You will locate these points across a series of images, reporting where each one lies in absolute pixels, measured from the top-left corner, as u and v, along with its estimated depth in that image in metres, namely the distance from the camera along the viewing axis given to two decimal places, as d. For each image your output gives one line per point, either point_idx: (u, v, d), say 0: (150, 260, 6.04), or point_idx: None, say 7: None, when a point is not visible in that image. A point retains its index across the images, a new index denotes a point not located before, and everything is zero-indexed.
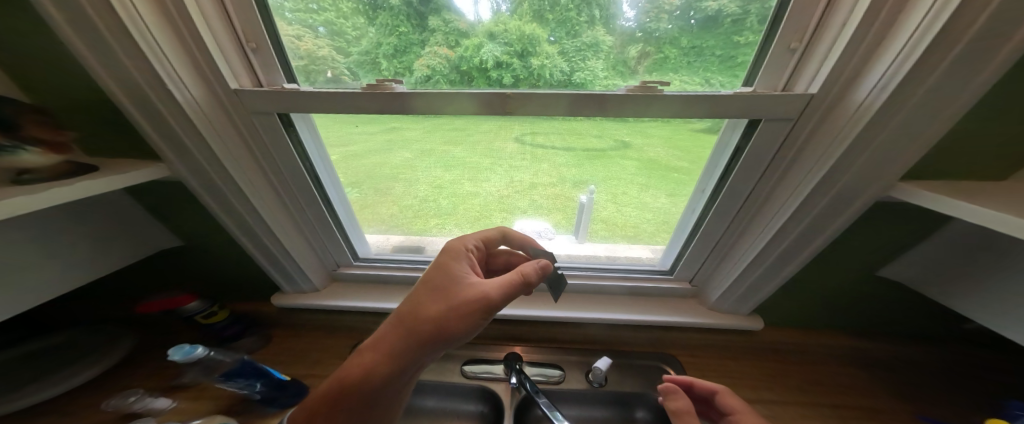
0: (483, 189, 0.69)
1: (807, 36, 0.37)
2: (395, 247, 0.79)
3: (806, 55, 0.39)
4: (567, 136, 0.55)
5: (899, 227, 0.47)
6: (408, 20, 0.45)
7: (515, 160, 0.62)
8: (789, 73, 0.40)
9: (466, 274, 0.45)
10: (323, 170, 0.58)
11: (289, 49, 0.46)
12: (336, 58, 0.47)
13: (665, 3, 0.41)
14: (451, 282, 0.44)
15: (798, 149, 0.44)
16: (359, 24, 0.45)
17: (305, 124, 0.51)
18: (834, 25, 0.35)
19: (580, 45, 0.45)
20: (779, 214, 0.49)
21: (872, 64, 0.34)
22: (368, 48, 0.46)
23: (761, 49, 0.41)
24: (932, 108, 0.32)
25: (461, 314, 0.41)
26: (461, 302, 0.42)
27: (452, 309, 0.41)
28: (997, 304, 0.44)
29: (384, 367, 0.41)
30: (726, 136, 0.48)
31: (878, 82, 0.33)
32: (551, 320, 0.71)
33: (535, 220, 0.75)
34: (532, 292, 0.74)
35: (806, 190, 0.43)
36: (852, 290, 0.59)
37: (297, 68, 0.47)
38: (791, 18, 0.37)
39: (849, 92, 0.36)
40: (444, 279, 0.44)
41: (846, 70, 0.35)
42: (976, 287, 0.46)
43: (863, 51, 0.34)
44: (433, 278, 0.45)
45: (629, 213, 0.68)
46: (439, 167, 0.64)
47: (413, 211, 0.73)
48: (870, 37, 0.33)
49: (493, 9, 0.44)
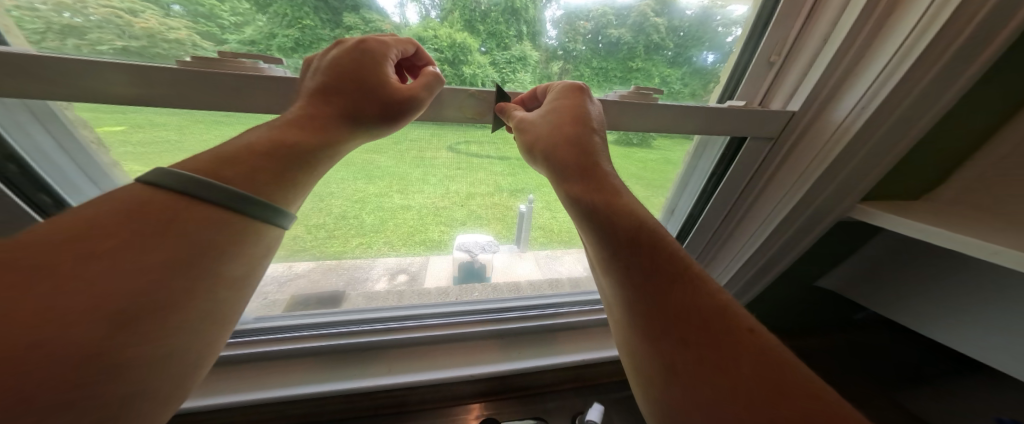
0: (416, 201, 0.60)
1: (785, 50, 0.40)
2: (294, 297, 0.60)
3: (784, 69, 0.41)
4: (501, 146, 0.55)
5: (838, 235, 0.53)
6: (315, 13, 0.37)
7: (449, 170, 0.57)
8: (767, 87, 0.43)
9: (380, 62, 0.34)
10: (71, 191, 0.38)
11: (111, 25, 0.32)
12: (201, 45, 0.34)
13: (578, 26, 0.42)
14: (359, 58, 0.33)
15: (764, 183, 0.49)
16: (242, 9, 0.35)
17: (19, 114, 0.31)
18: (813, 40, 0.38)
19: (510, 57, 0.44)
20: (751, 240, 0.54)
21: (848, 85, 0.36)
22: (255, 38, 0.36)
23: (741, 62, 0.42)
24: (903, 126, 0.36)
25: (377, 97, 0.33)
26: (377, 84, 0.33)
27: (370, 95, 0.33)
28: (896, 292, 0.55)
29: (289, 140, 0.30)
30: (694, 161, 0.53)
31: (860, 101, 0.35)
32: (528, 369, 0.55)
33: (476, 234, 0.70)
34: (495, 334, 0.59)
35: (779, 218, 0.48)
36: (798, 292, 0.66)
37: (120, 49, 0.32)
38: (773, 32, 0.39)
39: (825, 112, 0.39)
40: (351, 63, 0.33)
41: (824, 89, 0.38)
42: (886, 281, 0.56)
43: (839, 73, 0.37)
44: (336, 56, 0.33)
45: (563, 219, 0.69)
46: (360, 177, 0.54)
47: (327, 231, 0.58)
48: (848, 59, 0.35)
49: (421, 13, 0.40)
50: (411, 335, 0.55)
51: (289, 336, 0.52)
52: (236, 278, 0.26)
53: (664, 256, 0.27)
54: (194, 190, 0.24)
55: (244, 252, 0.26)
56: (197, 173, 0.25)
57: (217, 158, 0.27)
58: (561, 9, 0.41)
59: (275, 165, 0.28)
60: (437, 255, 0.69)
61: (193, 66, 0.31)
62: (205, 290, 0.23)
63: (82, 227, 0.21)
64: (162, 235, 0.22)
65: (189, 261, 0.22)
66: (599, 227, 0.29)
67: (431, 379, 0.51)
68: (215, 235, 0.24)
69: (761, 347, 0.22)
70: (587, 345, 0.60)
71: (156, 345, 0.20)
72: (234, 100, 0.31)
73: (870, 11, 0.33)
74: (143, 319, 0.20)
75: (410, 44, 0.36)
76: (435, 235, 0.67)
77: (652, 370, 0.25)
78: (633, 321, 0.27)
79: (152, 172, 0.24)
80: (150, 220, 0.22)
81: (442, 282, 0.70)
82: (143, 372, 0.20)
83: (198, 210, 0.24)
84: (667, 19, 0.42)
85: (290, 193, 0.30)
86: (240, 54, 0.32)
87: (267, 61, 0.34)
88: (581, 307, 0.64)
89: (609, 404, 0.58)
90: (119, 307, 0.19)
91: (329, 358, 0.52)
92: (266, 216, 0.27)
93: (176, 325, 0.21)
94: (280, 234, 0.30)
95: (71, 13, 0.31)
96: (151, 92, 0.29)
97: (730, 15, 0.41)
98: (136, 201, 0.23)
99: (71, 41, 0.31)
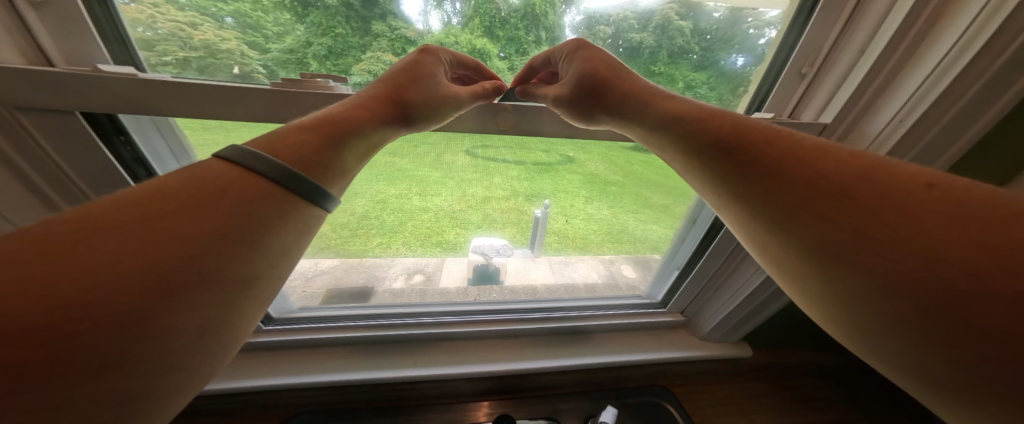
0: (434, 203, 0.68)
1: (818, 62, 0.37)
2: (329, 292, 0.63)
3: (815, 83, 0.39)
4: (517, 151, 0.58)
5: None
6: (346, 22, 0.41)
7: (467, 173, 0.62)
8: (797, 100, 0.40)
9: (439, 67, 0.38)
10: None
11: (175, 38, 0.35)
12: (248, 54, 0.38)
13: (599, 30, 0.45)
14: (422, 60, 0.37)
15: None
16: (283, 20, 0.38)
17: (148, 128, 0.34)
18: (849, 52, 0.35)
19: None
20: None
21: (884, 100, 0.34)
22: (293, 46, 0.39)
23: (775, 65, 0.39)
24: (941, 142, 0.34)
25: (428, 87, 0.35)
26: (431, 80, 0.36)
27: (422, 85, 0.35)
28: None
29: (345, 111, 0.30)
30: None
31: (896, 116, 0.34)
32: (544, 369, 0.57)
33: (491, 237, 0.75)
34: (513, 335, 0.60)
35: None
36: None
37: (182, 61, 0.35)
38: (813, 33, 0.36)
39: (859, 125, 0.37)
40: (414, 64, 0.36)
41: (858, 103, 0.36)
42: None
43: (875, 87, 0.34)
44: (402, 60, 0.37)
45: (577, 225, 0.77)
46: (383, 180, 0.61)
47: (350, 230, 0.63)
48: (887, 69, 0.33)
49: (443, 21, 0.44)
50: (431, 331, 0.57)
51: (321, 327, 0.54)
52: (274, 259, 0.24)
53: (772, 146, 0.25)
54: (258, 165, 0.23)
55: (288, 228, 0.24)
56: (253, 146, 0.24)
57: (269, 134, 0.26)
58: (580, 14, 0.44)
59: (323, 143, 0.27)
60: (451, 258, 0.74)
61: (286, 86, 0.34)
62: (245, 270, 0.21)
63: (154, 191, 0.20)
64: (212, 203, 0.21)
65: (235, 234, 0.21)
66: (688, 140, 0.30)
67: (448, 374, 0.53)
68: (262, 207, 0.23)
69: (948, 200, 0.19)
70: (601, 349, 0.60)
71: (192, 320, 0.19)
72: (272, 113, 0.32)
73: (911, 21, 0.31)
74: (184, 289, 0.18)
75: (470, 59, 0.41)
76: (450, 237, 0.73)
77: (805, 264, 0.23)
78: (764, 222, 0.25)
79: (229, 149, 0.24)
80: (204, 189, 0.21)
81: (457, 283, 0.73)
82: (174, 345, 0.18)
83: (249, 182, 0.23)
84: (693, 22, 0.43)
85: (334, 173, 0.28)
86: (317, 75, 0.35)
87: (335, 80, 0.37)
88: (598, 313, 0.63)
89: (622, 411, 0.55)
90: (166, 272, 0.18)
91: (352, 349, 0.55)
92: (313, 195, 0.25)
93: (216, 301, 0.20)
94: (323, 216, 0.28)
95: (144, 27, 0.32)
96: (188, 96, 0.29)
97: (763, 17, 0.40)
98: (196, 171, 0.22)
99: (144, 53, 0.33)
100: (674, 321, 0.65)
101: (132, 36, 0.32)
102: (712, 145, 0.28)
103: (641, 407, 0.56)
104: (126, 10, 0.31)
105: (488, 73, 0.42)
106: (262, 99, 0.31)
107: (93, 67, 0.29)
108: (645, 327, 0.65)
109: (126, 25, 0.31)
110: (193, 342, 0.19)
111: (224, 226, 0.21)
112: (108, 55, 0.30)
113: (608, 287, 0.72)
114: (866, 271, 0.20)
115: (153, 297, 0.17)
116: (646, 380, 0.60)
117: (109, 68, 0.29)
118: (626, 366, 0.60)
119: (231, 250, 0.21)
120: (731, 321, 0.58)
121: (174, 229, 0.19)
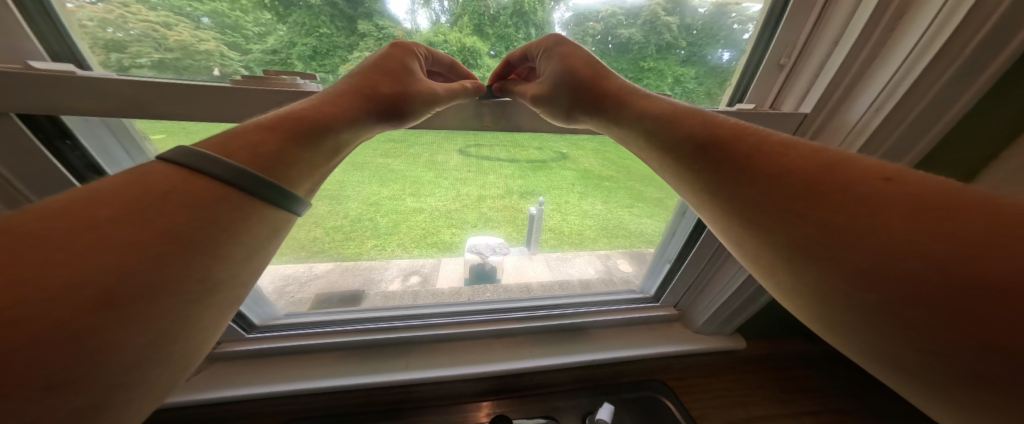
0: (427, 203, 0.71)
1: (795, 52, 0.38)
2: (318, 295, 0.60)
3: (794, 73, 0.39)
4: (510, 149, 0.58)
5: None
6: (331, 21, 0.40)
7: (460, 172, 0.62)
8: (777, 91, 0.40)
9: (413, 62, 0.37)
10: None
11: (148, 39, 0.34)
12: (228, 55, 0.36)
13: (588, 27, 0.44)
14: (395, 56, 0.36)
15: None
16: (264, 20, 0.37)
17: (99, 131, 0.32)
18: (824, 43, 0.35)
19: None
20: None
21: (862, 87, 0.34)
22: (276, 47, 0.38)
23: (752, 61, 0.40)
24: (922, 127, 0.33)
25: (401, 83, 0.34)
26: (404, 77, 0.35)
27: (394, 83, 0.34)
28: None
29: (310, 108, 0.29)
30: None
31: (875, 101, 0.33)
32: (538, 367, 0.57)
33: (486, 236, 0.76)
34: (509, 335, 0.60)
35: None
36: None
37: (157, 62, 0.34)
38: (785, 31, 0.37)
39: (839, 112, 0.36)
40: (385, 60, 0.35)
41: (836, 91, 0.35)
42: None
43: (852, 74, 0.34)
44: (374, 55, 0.36)
45: (573, 220, 0.80)
46: (375, 182, 0.61)
47: (344, 233, 0.64)
48: (863, 57, 0.33)
49: (431, 19, 0.44)
50: (426, 332, 0.56)
51: (313, 332, 0.53)
52: (231, 266, 0.23)
53: (742, 143, 0.25)
54: (208, 167, 0.22)
55: (248, 230, 0.24)
56: (205, 146, 0.23)
57: (225, 133, 0.25)
58: (570, 11, 0.44)
59: (283, 141, 0.26)
60: (448, 257, 0.74)
61: (246, 83, 0.32)
62: (198, 280, 0.21)
63: (82, 197, 0.19)
64: (158, 208, 0.20)
65: (191, 240, 0.20)
66: (664, 139, 0.30)
67: (441, 376, 0.52)
68: (217, 209, 0.22)
69: (908, 191, 0.19)
70: (595, 344, 0.60)
71: (141, 331, 0.18)
72: (244, 115, 0.31)
73: (884, 6, 0.31)
74: (134, 300, 0.18)
75: (444, 56, 0.40)
76: (446, 237, 0.75)
77: (780, 261, 0.23)
78: (737, 219, 0.25)
79: (172, 150, 0.22)
80: (148, 192, 0.20)
81: (453, 282, 0.71)
82: (127, 356, 0.18)
83: (198, 183, 0.22)
84: (679, 18, 0.43)
85: (297, 172, 0.27)
86: (281, 72, 0.34)
87: (302, 76, 0.36)
88: (597, 309, 0.63)
89: (620, 405, 0.55)
90: (111, 284, 0.17)
91: (345, 354, 0.54)
92: (275, 198, 0.25)
93: (168, 310, 0.19)
94: (291, 218, 0.28)
95: (114, 28, 0.32)
96: (158, 100, 0.29)
97: (746, 12, 0.40)
98: (138, 174, 0.21)
99: (114, 55, 0.32)
100: (668, 315, 0.65)
101: (74, 32, 0.29)
102: (689, 145, 0.28)
103: (640, 402, 0.56)
104: (92, 10, 0.30)
105: (463, 72, 0.41)
106: (228, 100, 0.30)
107: (23, 64, 0.27)
108: (640, 321, 0.65)
109: (64, 17, 0.28)
110: (150, 351, 0.19)
111: (174, 232, 0.20)
112: (45, 51, 0.28)
113: (604, 282, 0.72)
114: (835, 266, 0.20)
115: (96, 310, 0.16)
116: (643, 375, 0.60)
117: (41, 67, 0.27)
118: (622, 361, 0.60)
119: (187, 255, 0.20)
120: (723, 312, 0.57)
121: (115, 237, 0.18)
